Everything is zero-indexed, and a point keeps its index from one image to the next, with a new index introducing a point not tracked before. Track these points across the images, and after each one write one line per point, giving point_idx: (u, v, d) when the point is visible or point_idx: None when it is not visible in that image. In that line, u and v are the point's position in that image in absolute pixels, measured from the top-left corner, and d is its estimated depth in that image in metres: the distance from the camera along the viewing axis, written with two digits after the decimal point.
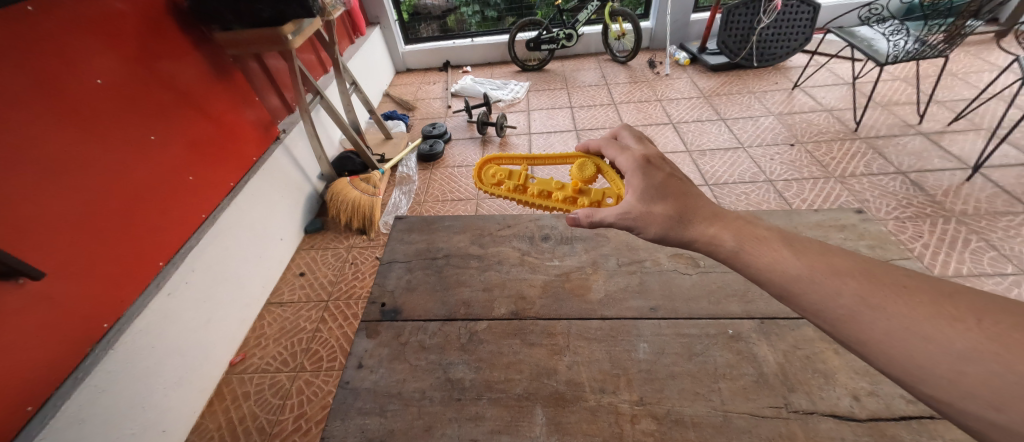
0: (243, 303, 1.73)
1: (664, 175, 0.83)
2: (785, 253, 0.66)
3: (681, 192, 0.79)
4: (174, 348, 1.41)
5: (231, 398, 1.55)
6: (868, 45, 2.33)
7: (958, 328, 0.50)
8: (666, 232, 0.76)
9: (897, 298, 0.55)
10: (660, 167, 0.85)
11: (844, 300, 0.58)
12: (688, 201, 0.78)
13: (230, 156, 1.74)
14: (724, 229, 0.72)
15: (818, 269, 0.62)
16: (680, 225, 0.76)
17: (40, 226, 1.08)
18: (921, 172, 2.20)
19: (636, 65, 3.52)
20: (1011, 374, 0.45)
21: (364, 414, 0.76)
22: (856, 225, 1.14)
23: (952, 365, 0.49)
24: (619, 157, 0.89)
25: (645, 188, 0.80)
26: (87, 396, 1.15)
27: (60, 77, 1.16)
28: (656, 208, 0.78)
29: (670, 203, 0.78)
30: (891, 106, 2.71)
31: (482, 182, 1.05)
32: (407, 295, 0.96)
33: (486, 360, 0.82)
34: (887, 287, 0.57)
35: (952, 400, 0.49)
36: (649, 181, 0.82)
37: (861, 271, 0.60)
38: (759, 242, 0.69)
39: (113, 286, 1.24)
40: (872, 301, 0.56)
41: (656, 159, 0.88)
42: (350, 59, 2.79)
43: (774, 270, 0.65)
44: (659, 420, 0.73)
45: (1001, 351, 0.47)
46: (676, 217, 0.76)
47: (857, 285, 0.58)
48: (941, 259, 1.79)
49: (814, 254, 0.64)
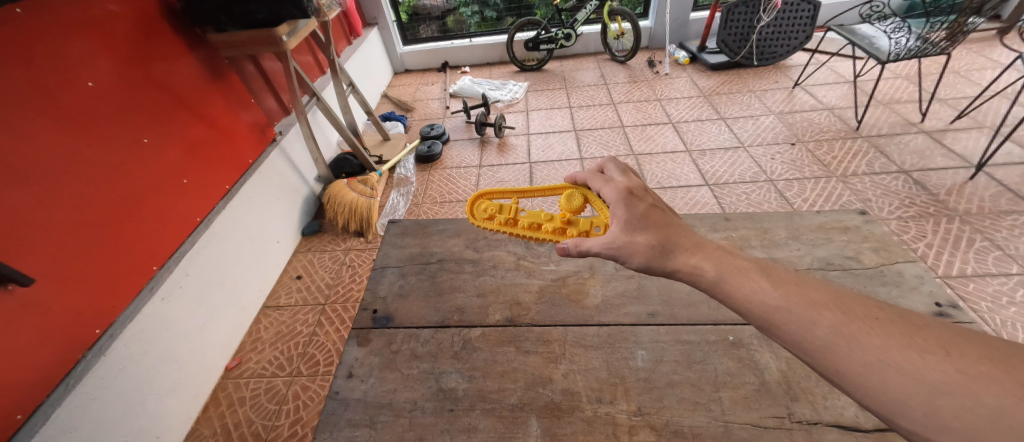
0: (239, 306, 1.70)
1: (647, 206, 0.80)
2: (764, 283, 0.63)
3: (664, 224, 0.76)
4: (167, 354, 1.38)
5: (226, 403, 1.53)
6: (869, 43, 2.30)
7: (928, 360, 0.49)
8: (649, 262, 0.73)
9: (871, 329, 0.53)
10: (643, 199, 0.82)
11: (821, 332, 0.55)
12: (670, 232, 0.75)
13: (226, 159, 1.72)
14: (705, 259, 0.69)
15: (795, 301, 0.59)
16: (663, 256, 0.72)
17: (30, 230, 1.06)
18: (924, 171, 2.18)
19: (635, 64, 3.50)
20: (981, 407, 0.45)
21: (354, 425, 0.74)
22: (859, 227, 1.12)
23: (925, 397, 0.48)
24: (603, 188, 0.85)
25: (629, 219, 0.77)
26: (79, 404, 1.13)
27: (51, 81, 1.14)
28: (638, 238, 0.75)
29: (652, 233, 0.75)
30: (893, 104, 2.68)
31: (474, 217, 0.99)
32: (400, 302, 0.94)
33: (480, 369, 0.80)
34: (861, 318, 0.55)
35: (927, 432, 0.48)
36: (632, 212, 0.78)
37: (835, 302, 0.57)
38: (739, 275, 0.65)
39: (106, 291, 1.22)
40: (848, 333, 0.54)
41: (638, 191, 0.84)
42: (347, 60, 2.78)
43: (754, 302, 0.61)
44: (658, 431, 0.71)
45: (969, 383, 0.46)
46: (657, 249, 0.73)
47: (832, 317, 0.56)
48: (945, 259, 1.77)
49: (791, 285, 0.61)
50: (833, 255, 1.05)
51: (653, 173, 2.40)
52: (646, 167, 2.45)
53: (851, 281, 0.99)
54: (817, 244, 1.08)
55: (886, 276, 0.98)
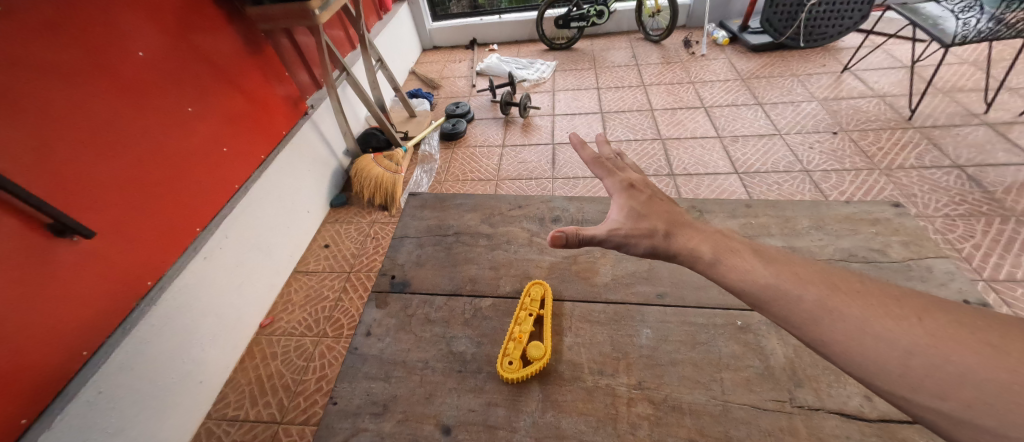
0: (272, 270, 1.82)
1: (648, 196, 0.81)
2: (755, 263, 0.64)
3: (666, 213, 0.77)
4: (209, 308, 1.50)
5: (260, 357, 1.65)
6: (934, 24, 2.13)
7: (901, 325, 0.52)
8: (654, 247, 0.72)
9: (852, 300, 0.56)
10: (643, 190, 0.83)
11: (807, 305, 0.57)
12: (671, 217, 0.76)
13: (262, 130, 1.81)
14: (703, 241, 0.70)
15: (784, 277, 0.61)
16: (667, 240, 0.72)
17: (93, 187, 1.16)
18: (980, 167, 2.03)
19: (670, 44, 3.38)
20: (950, 365, 0.47)
21: (370, 378, 0.80)
22: (891, 219, 1.08)
23: (900, 360, 0.50)
24: (604, 178, 0.86)
25: (630, 207, 0.78)
26: (134, 346, 1.25)
27: (107, 50, 1.22)
28: (642, 224, 0.75)
29: (654, 220, 0.75)
30: (954, 93, 2.49)
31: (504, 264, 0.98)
32: (417, 269, 0.99)
33: (489, 336, 0.84)
34: (844, 291, 0.57)
35: (901, 391, 0.49)
36: (633, 201, 0.79)
37: (819, 278, 0.60)
38: (733, 255, 0.67)
39: (157, 247, 1.34)
40: (831, 305, 0.56)
41: (638, 184, 0.85)
42: (377, 36, 2.81)
43: (746, 279, 0.63)
44: (656, 405, 0.73)
45: (938, 344, 0.49)
46: (660, 233, 0.73)
47: (816, 291, 0.58)
48: (993, 262, 1.67)
49: (780, 263, 0.63)
50: (857, 246, 1.02)
51: (680, 159, 2.35)
52: (674, 152, 2.39)
53: (874, 273, 0.96)
54: (842, 234, 1.05)
55: (912, 271, 0.95)
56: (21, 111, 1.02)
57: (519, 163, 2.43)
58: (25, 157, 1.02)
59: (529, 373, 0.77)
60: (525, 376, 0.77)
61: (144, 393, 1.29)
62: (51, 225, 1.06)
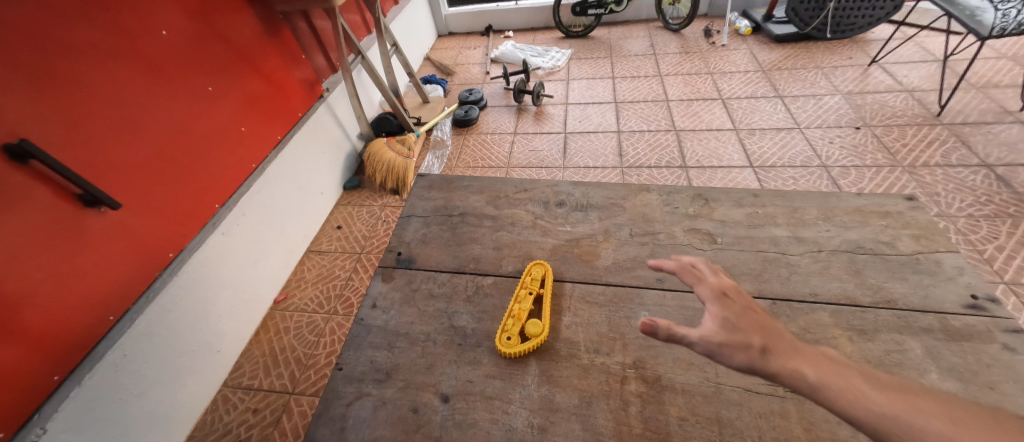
0: (286, 248, 1.88)
1: (742, 308, 0.70)
2: (805, 360, 0.61)
3: (763, 327, 0.67)
4: (226, 282, 1.57)
5: (274, 331, 1.72)
6: (970, 15, 2.05)
7: (950, 425, 0.48)
8: (751, 362, 0.62)
9: (896, 398, 0.53)
10: (738, 301, 0.72)
11: (851, 401, 0.54)
12: (768, 331, 0.66)
13: (279, 112, 1.85)
14: (806, 360, 0.60)
15: (828, 374, 0.58)
16: (764, 357, 0.62)
17: (120, 161, 1.22)
18: (1010, 166, 1.97)
19: (689, 34, 3.32)
20: None
21: (374, 347, 0.84)
22: (903, 212, 1.03)
23: None
24: (697, 285, 0.75)
25: (725, 321, 0.67)
26: (156, 314, 1.32)
27: (133, 29, 1.27)
28: (737, 338, 0.65)
29: (747, 333, 0.66)
30: (988, 88, 2.40)
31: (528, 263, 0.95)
32: (422, 247, 1.02)
33: (489, 313, 0.87)
34: (889, 391, 0.54)
35: None
36: (727, 313, 0.69)
37: (868, 380, 0.56)
38: (791, 353, 0.62)
39: (179, 221, 1.40)
40: (877, 403, 0.53)
41: (731, 291, 0.74)
42: (393, 21, 2.83)
43: (790, 372, 0.59)
44: (648, 383, 0.75)
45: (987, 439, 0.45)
46: (758, 348, 0.63)
47: (864, 391, 0.55)
48: (1016, 265, 1.63)
49: (830, 363, 0.60)
50: (865, 238, 0.98)
51: (693, 150, 2.32)
52: (688, 144, 2.37)
53: (881, 265, 0.92)
54: (852, 226, 1.02)
55: (921, 264, 0.91)
56: (52, 86, 1.07)
57: (530, 152, 2.44)
58: (56, 130, 1.08)
59: (527, 349, 0.79)
60: (524, 352, 0.80)
61: (166, 359, 1.36)
62: (80, 196, 1.12)
